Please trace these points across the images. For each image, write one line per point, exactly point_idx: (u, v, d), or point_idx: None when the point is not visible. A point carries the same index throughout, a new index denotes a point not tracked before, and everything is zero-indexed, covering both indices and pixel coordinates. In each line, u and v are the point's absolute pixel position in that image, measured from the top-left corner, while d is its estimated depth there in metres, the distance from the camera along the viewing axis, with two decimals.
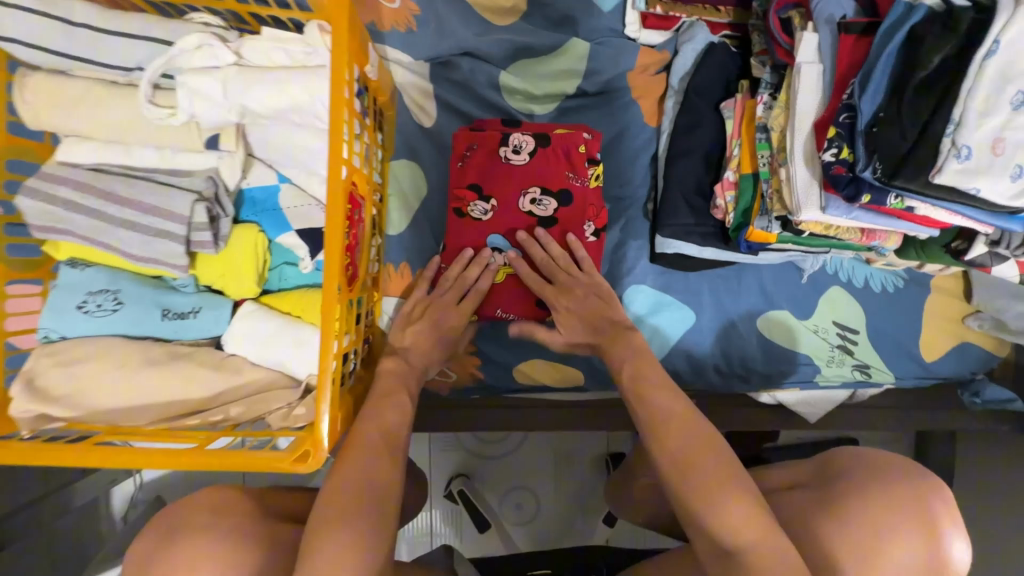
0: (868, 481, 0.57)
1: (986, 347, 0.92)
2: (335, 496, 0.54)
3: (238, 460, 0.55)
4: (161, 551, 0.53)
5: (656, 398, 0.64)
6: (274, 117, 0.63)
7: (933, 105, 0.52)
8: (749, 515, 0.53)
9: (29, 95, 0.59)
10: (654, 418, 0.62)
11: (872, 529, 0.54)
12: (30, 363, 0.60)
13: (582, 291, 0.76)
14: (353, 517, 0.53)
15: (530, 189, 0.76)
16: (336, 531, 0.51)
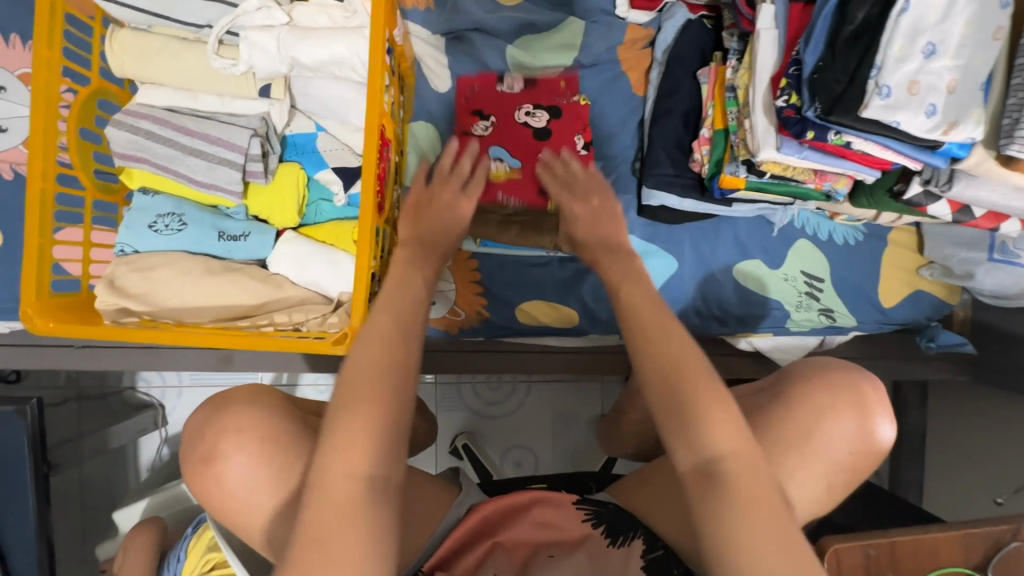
0: (814, 375, 0.67)
1: (938, 294, 1.03)
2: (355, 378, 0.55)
3: (290, 343, 0.67)
4: (218, 416, 0.65)
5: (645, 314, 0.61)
6: (319, 70, 0.76)
7: (860, 56, 0.65)
8: (733, 428, 0.53)
9: (117, 46, 0.72)
10: (644, 320, 0.61)
11: (815, 415, 0.64)
12: (111, 269, 0.71)
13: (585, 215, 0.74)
14: (374, 400, 0.53)
15: (524, 105, 0.91)
16: (355, 417, 0.52)
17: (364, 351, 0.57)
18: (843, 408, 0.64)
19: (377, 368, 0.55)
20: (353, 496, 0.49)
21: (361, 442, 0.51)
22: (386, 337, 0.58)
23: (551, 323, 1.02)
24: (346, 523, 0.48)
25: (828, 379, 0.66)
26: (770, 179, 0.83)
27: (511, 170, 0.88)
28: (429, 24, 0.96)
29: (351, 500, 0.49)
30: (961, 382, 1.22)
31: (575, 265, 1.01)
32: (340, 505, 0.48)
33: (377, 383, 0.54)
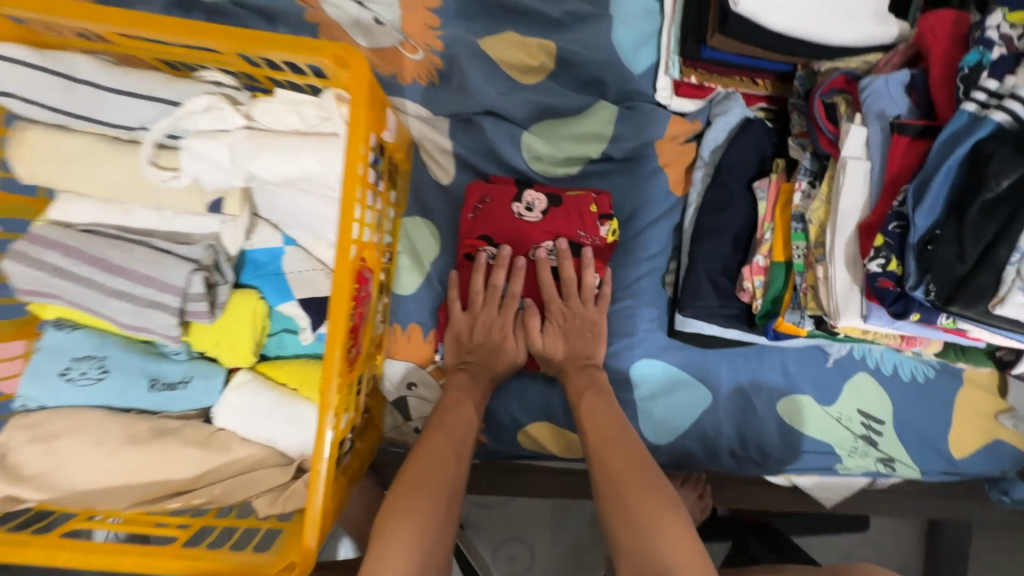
0: None
1: (1021, 447, 0.87)
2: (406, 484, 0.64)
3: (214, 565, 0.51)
4: None
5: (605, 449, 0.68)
6: (284, 184, 0.60)
7: (997, 229, 0.48)
8: (678, 534, 0.59)
9: (23, 150, 0.56)
10: (601, 433, 0.70)
11: None
12: (3, 436, 0.56)
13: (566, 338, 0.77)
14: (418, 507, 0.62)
15: (544, 245, 0.76)
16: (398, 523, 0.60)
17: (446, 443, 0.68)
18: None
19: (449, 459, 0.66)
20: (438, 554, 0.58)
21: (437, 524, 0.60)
22: (439, 448, 0.68)
23: (557, 449, 0.89)
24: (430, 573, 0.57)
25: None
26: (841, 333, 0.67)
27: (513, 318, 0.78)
28: (431, 104, 0.80)
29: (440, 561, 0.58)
30: None
31: None
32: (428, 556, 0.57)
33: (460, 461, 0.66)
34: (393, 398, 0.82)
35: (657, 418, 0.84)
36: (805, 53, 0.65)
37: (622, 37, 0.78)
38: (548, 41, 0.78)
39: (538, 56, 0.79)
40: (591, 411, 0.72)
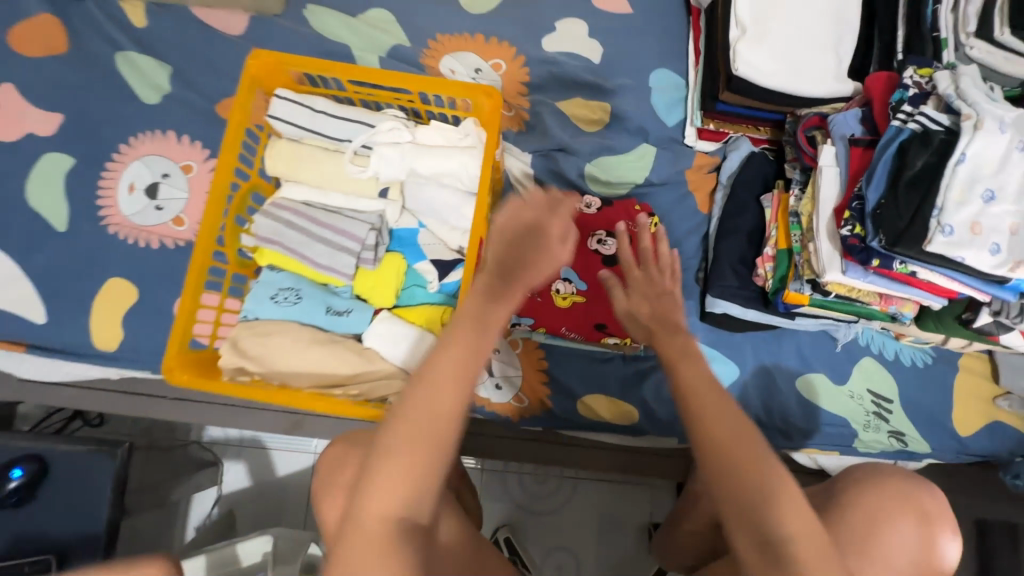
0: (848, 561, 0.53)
1: (1019, 428, 1.00)
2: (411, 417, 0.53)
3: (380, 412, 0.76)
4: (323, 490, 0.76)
5: (688, 370, 0.60)
6: (431, 179, 0.89)
7: (922, 196, 0.71)
8: (794, 513, 0.54)
9: (274, 153, 0.88)
10: (698, 407, 0.58)
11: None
12: (235, 332, 0.82)
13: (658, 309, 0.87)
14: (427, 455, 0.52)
15: (599, 233, 1.02)
16: (388, 464, 0.52)
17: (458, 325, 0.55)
18: (902, 508, 0.66)
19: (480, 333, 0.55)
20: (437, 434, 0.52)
21: (441, 407, 0.53)
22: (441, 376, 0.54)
23: (611, 417, 1.04)
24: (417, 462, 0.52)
25: (897, 484, 0.68)
26: (834, 297, 0.88)
27: (577, 293, 1.00)
28: (521, 143, 1.11)
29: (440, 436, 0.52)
30: None
31: (638, 363, 1.05)
32: (429, 419, 0.52)
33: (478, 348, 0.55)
34: None
35: None
36: (790, 102, 0.93)
37: (656, 100, 1.11)
38: (604, 102, 1.11)
39: (598, 112, 1.11)
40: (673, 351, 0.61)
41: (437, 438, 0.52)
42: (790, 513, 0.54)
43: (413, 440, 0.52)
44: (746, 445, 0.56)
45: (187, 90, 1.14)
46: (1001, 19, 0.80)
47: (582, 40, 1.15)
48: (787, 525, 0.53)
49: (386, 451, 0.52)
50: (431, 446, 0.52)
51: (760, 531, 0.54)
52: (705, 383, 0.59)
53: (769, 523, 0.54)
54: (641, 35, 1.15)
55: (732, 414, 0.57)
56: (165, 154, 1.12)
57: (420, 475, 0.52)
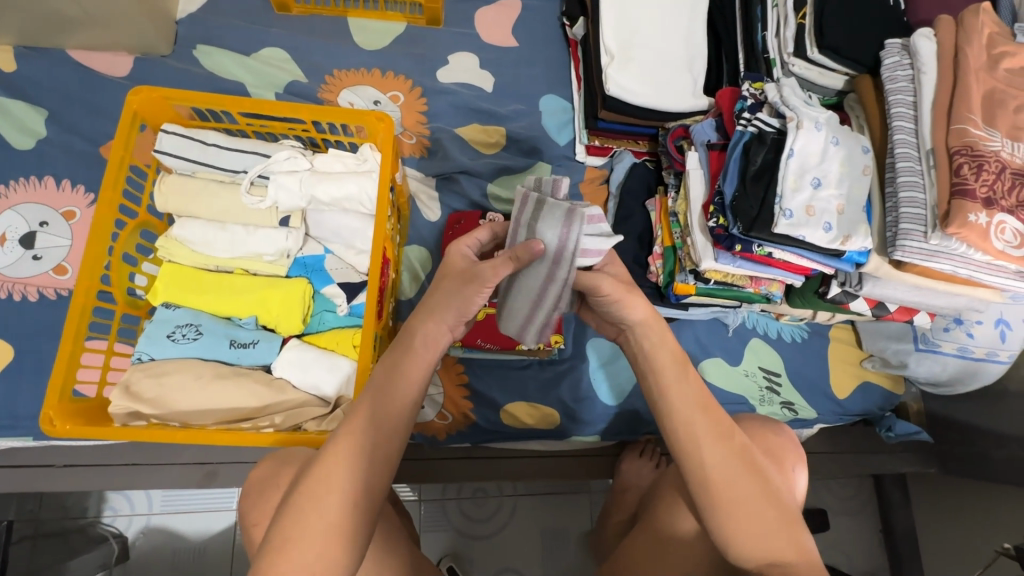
0: (790, 528, 0.61)
1: (884, 385, 1.14)
2: (314, 500, 0.57)
3: (294, 437, 0.77)
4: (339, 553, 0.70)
5: (682, 371, 0.65)
6: (332, 204, 0.90)
7: (766, 186, 0.83)
8: (771, 513, 0.60)
9: (165, 187, 0.86)
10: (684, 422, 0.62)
11: (797, 546, 0.60)
12: (128, 375, 0.78)
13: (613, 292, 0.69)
14: (319, 535, 0.55)
15: None
16: (287, 549, 0.55)
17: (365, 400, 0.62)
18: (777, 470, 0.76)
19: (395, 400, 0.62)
20: (355, 506, 0.58)
21: (341, 484, 0.58)
22: (360, 449, 0.60)
23: (534, 423, 1.07)
24: (328, 541, 0.56)
25: (755, 427, 0.76)
26: (715, 284, 0.98)
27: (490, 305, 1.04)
28: (423, 168, 1.17)
29: (356, 509, 0.58)
30: (931, 472, 1.27)
31: (555, 367, 1.10)
32: (344, 494, 0.57)
33: (390, 422, 0.62)
34: None
35: (606, 384, 1.11)
36: (657, 117, 1.05)
37: (547, 123, 1.21)
38: (499, 126, 1.19)
39: (494, 135, 1.19)
40: (666, 355, 0.65)
41: (343, 517, 0.57)
42: (775, 504, 0.61)
43: (319, 516, 0.56)
44: (735, 442, 0.62)
45: (67, 134, 1.09)
46: (811, 40, 0.96)
47: (474, 71, 1.24)
48: (770, 506, 0.60)
49: (283, 537, 0.55)
50: (337, 524, 0.56)
51: (747, 501, 0.60)
52: (697, 387, 0.64)
53: (755, 509, 0.60)
54: (527, 66, 1.26)
55: (722, 417, 0.63)
56: (42, 200, 1.05)
57: (329, 552, 0.55)
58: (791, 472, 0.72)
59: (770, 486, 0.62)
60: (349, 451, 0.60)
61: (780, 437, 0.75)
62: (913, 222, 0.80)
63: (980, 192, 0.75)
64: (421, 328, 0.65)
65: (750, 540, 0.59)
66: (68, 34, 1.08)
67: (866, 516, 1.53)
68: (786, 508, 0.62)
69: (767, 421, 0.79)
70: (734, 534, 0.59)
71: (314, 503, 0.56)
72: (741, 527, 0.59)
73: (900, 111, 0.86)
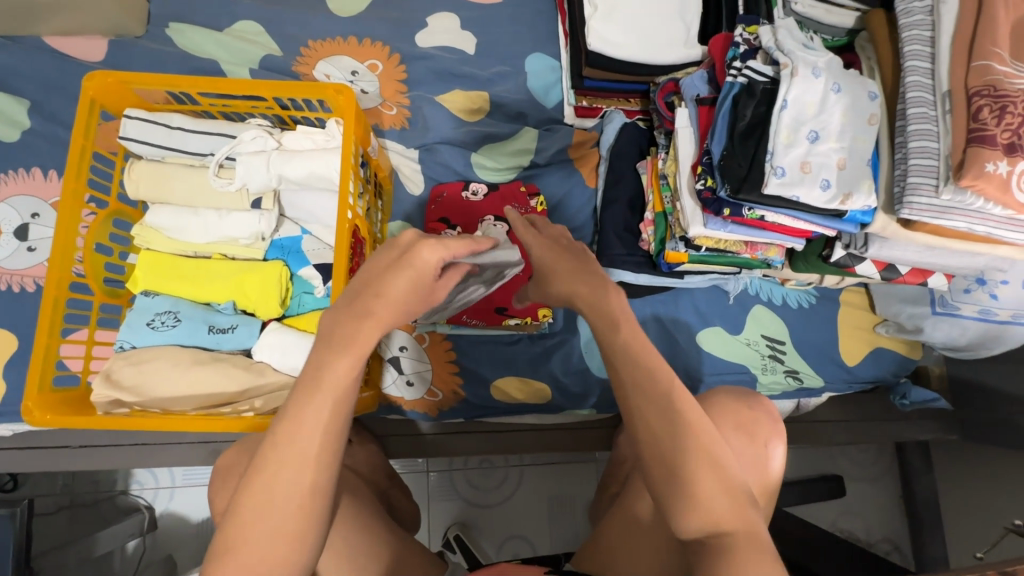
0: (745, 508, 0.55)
1: (899, 349, 1.07)
2: (247, 509, 0.51)
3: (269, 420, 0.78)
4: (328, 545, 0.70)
5: (621, 337, 0.59)
6: (302, 183, 0.88)
7: (756, 143, 0.76)
8: (721, 495, 0.55)
9: (134, 174, 0.86)
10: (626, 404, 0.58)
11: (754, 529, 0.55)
12: (110, 364, 0.80)
13: (545, 246, 0.69)
14: (259, 541, 0.51)
15: (487, 218, 1.04)
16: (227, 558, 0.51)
17: (304, 397, 0.54)
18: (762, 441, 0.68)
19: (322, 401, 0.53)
20: (299, 511, 0.52)
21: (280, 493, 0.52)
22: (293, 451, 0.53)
23: (525, 398, 1.06)
24: (279, 545, 0.51)
25: (730, 401, 0.71)
26: (708, 251, 0.92)
27: None
28: (404, 140, 1.12)
29: (303, 513, 0.52)
30: (951, 439, 1.20)
31: (545, 341, 1.07)
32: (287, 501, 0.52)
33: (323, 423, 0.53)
34: (388, 360, 1.04)
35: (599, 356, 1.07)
36: (648, 71, 0.97)
37: (533, 84, 1.15)
38: (482, 92, 1.14)
39: (478, 102, 1.13)
40: (609, 330, 0.60)
41: (290, 518, 0.52)
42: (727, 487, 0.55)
43: (264, 529, 0.51)
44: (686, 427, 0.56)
45: (51, 124, 1.10)
46: None
47: (455, 33, 1.17)
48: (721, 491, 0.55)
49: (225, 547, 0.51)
50: (284, 532, 0.51)
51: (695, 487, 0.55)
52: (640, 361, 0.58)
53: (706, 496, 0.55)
54: (511, 24, 1.19)
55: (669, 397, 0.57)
56: (33, 191, 1.06)
57: (282, 557, 0.51)
58: (764, 449, 0.68)
59: (724, 468, 0.56)
60: (283, 459, 0.52)
61: (754, 411, 0.70)
62: (923, 174, 0.72)
63: (1003, 137, 0.67)
64: (343, 329, 0.55)
65: (699, 526, 0.54)
66: (38, 22, 1.06)
67: (885, 482, 1.47)
68: (739, 488, 0.56)
69: (744, 393, 0.74)
70: (681, 518, 0.55)
71: (258, 507, 0.51)
72: (690, 515, 0.54)
73: (914, 49, 0.77)
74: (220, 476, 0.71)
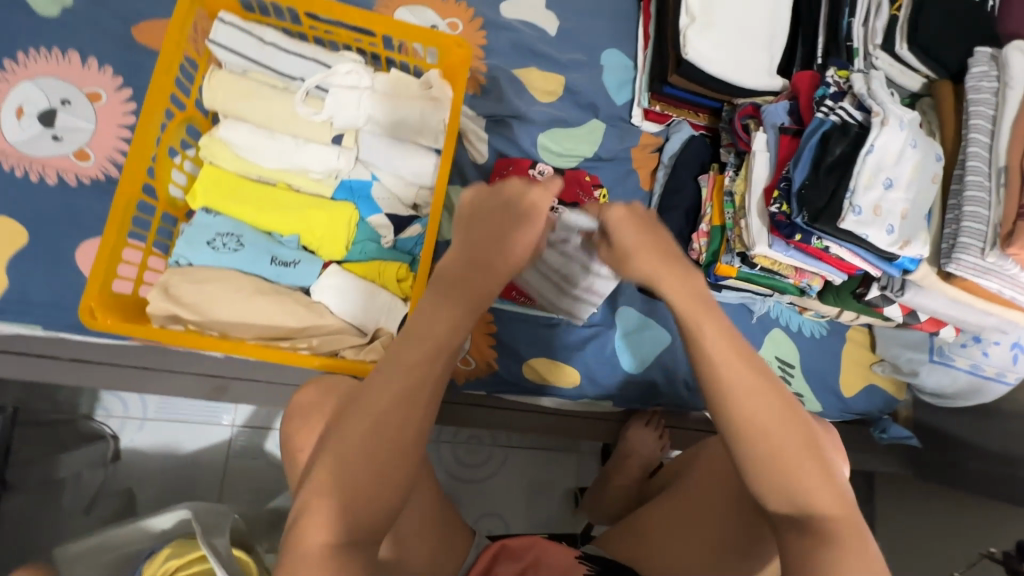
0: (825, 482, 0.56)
1: (888, 388, 1.18)
2: (344, 435, 0.56)
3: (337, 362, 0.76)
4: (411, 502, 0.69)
5: (735, 363, 0.58)
6: (390, 129, 0.86)
7: (838, 179, 0.82)
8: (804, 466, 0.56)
9: (214, 82, 0.80)
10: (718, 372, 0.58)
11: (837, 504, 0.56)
12: (166, 277, 0.75)
13: (631, 217, 0.64)
14: (347, 463, 0.55)
15: None
16: (325, 481, 0.55)
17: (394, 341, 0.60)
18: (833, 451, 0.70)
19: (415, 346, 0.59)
20: (388, 440, 0.56)
21: (372, 422, 0.56)
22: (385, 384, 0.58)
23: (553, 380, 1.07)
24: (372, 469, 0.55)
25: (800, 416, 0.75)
26: (758, 270, 0.98)
27: None
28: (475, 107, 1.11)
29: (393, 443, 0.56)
30: (908, 475, 1.34)
31: (581, 330, 1.10)
32: (381, 430, 0.56)
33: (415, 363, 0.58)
34: None
35: (629, 351, 1.10)
36: (729, 91, 1.01)
37: (607, 79, 1.16)
38: (559, 75, 1.14)
39: (553, 84, 1.14)
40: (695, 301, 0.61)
41: (379, 446, 0.56)
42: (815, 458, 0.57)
43: (357, 451, 0.55)
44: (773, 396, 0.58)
45: (96, 8, 1.00)
46: (902, 36, 0.95)
47: (539, 12, 1.17)
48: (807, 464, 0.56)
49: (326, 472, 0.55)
50: (375, 458, 0.55)
51: (781, 459, 0.56)
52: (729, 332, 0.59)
53: (793, 465, 0.56)
54: (594, 15, 1.20)
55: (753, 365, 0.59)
56: (64, 74, 0.96)
57: (371, 481, 0.55)
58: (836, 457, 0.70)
59: (814, 442, 0.57)
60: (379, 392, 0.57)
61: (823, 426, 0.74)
62: (973, 236, 0.81)
63: None
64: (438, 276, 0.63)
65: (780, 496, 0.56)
66: None
67: None
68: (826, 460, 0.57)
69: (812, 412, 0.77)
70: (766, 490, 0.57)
71: (351, 438, 0.56)
72: (775, 485, 0.56)
73: (978, 123, 0.86)
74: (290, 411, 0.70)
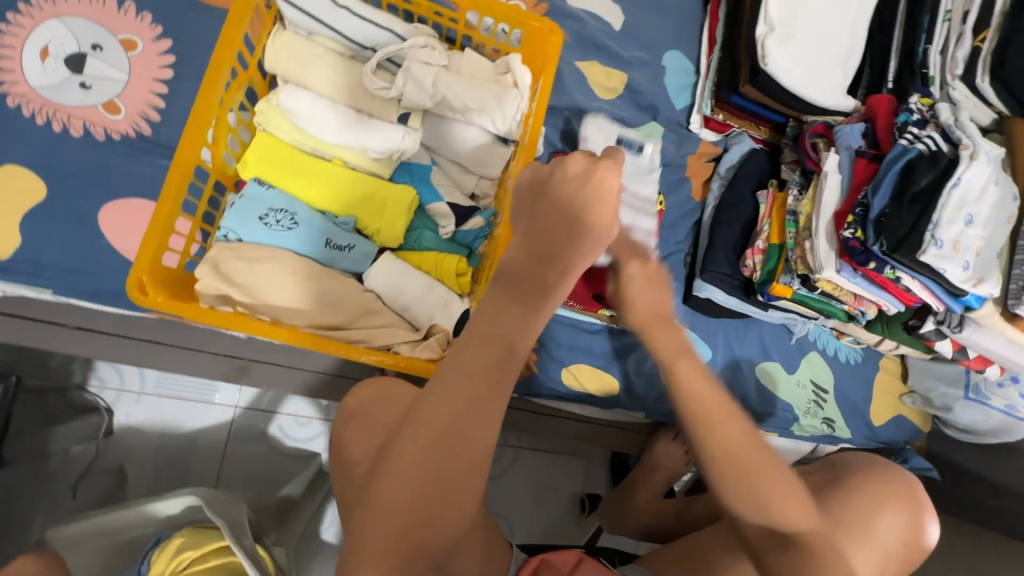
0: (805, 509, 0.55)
1: (915, 420, 1.19)
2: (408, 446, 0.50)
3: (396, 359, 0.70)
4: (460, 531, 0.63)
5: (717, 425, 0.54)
6: (460, 113, 0.81)
7: (920, 210, 0.80)
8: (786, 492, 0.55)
9: (279, 43, 0.75)
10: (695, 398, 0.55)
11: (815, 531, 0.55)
12: (215, 253, 0.70)
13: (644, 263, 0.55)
14: (410, 473, 0.49)
15: None
16: (383, 491, 0.49)
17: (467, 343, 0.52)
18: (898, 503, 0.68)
19: (491, 352, 0.51)
20: (454, 454, 0.49)
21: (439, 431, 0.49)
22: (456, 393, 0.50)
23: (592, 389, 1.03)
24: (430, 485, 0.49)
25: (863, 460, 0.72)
26: (816, 293, 0.96)
27: None
28: None
29: (462, 460, 0.50)
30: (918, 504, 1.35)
31: (623, 338, 1.07)
32: (448, 443, 0.49)
33: (491, 371, 0.51)
34: None
35: None
36: (799, 106, 0.99)
37: (669, 81, 1.12)
38: (621, 73, 1.10)
39: (614, 81, 1.09)
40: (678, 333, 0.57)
41: (447, 459, 0.49)
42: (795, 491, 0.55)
43: (423, 463, 0.49)
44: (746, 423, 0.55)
45: None
46: (983, 68, 0.94)
47: (605, 4, 1.12)
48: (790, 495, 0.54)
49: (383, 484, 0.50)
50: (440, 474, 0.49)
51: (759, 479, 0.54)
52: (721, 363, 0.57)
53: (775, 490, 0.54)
54: (659, 13, 1.15)
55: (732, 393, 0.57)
56: (97, 17, 0.88)
57: (430, 497, 0.49)
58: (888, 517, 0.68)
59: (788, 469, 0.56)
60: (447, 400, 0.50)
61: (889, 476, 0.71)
62: None
63: None
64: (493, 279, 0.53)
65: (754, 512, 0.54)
66: None
67: None
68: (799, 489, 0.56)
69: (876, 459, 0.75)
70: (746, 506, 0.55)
71: (411, 447, 0.49)
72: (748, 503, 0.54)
73: None
74: (350, 407, 0.66)
